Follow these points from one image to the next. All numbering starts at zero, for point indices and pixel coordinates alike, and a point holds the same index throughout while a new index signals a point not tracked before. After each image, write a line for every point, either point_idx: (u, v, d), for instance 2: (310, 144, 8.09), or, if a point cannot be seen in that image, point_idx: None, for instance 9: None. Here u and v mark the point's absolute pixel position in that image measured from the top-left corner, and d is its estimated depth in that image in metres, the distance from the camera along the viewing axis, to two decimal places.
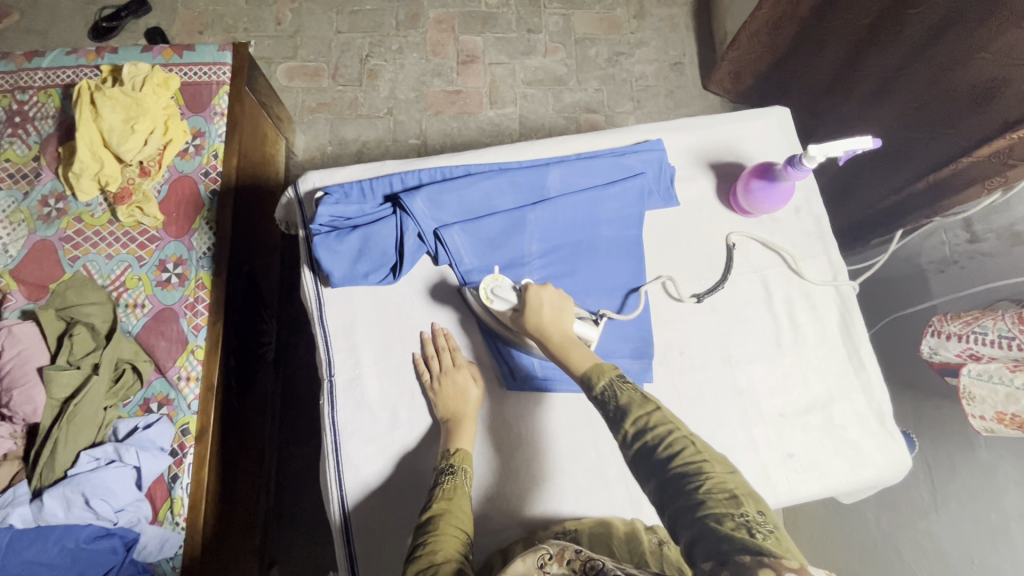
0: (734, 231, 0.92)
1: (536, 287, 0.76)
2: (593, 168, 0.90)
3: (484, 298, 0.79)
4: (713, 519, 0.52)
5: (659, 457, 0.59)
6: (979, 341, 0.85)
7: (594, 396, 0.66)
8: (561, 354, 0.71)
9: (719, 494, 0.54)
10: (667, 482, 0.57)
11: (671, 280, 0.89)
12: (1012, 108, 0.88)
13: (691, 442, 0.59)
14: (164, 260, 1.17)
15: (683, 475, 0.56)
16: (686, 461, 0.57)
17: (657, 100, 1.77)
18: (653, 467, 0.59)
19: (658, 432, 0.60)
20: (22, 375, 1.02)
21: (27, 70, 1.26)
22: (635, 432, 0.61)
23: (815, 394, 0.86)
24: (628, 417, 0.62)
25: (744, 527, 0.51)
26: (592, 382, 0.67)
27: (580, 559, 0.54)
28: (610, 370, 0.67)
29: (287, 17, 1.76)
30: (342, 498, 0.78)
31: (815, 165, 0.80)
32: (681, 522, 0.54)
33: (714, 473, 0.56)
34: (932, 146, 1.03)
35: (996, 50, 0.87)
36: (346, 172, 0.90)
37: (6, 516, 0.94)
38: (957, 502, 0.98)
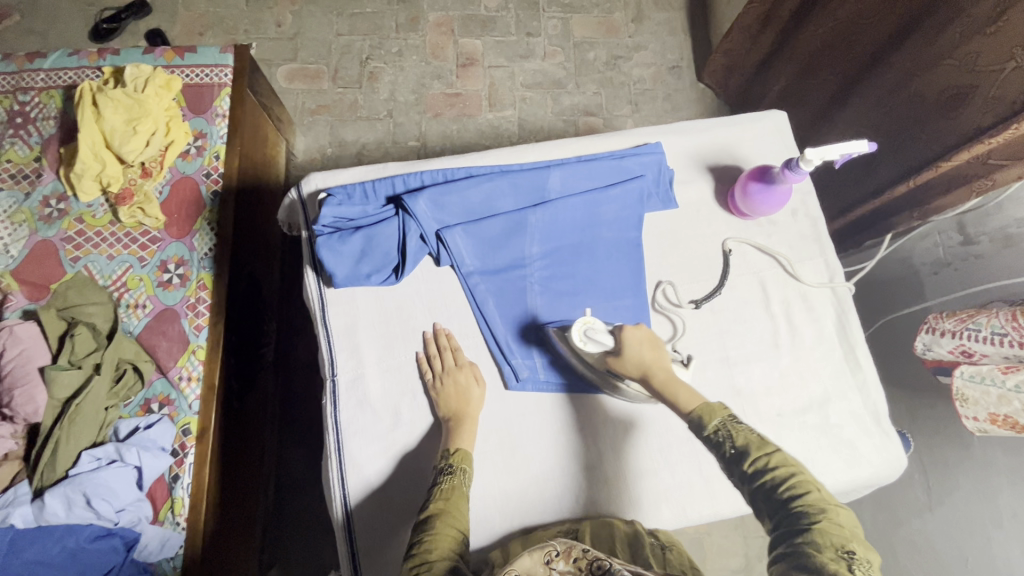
0: (730, 238, 0.93)
1: (632, 328, 0.77)
2: (593, 171, 0.91)
3: (580, 341, 0.79)
4: (815, 550, 0.54)
5: (778, 496, 0.60)
6: (973, 338, 0.86)
7: (707, 437, 0.67)
8: (668, 391, 0.72)
9: (831, 534, 0.55)
10: (783, 519, 0.59)
11: (671, 285, 0.90)
12: (982, 112, 0.90)
13: (813, 487, 0.59)
14: (165, 261, 1.17)
15: (802, 516, 0.57)
16: (806, 503, 0.58)
17: (655, 103, 1.79)
18: (769, 503, 0.60)
19: (778, 474, 0.61)
20: (24, 375, 1.02)
21: (28, 71, 1.27)
22: (754, 472, 0.62)
23: (812, 394, 0.87)
24: (748, 456, 0.62)
25: (844, 561, 0.53)
26: (703, 422, 0.67)
27: (587, 558, 0.55)
28: (723, 410, 0.67)
29: (287, 20, 1.77)
30: (344, 496, 0.79)
31: (812, 168, 0.81)
32: (786, 552, 0.56)
33: (832, 517, 0.57)
34: (905, 150, 1.06)
35: (961, 56, 0.92)
36: (349, 174, 0.91)
37: (7, 516, 0.94)
38: (952, 502, 0.99)
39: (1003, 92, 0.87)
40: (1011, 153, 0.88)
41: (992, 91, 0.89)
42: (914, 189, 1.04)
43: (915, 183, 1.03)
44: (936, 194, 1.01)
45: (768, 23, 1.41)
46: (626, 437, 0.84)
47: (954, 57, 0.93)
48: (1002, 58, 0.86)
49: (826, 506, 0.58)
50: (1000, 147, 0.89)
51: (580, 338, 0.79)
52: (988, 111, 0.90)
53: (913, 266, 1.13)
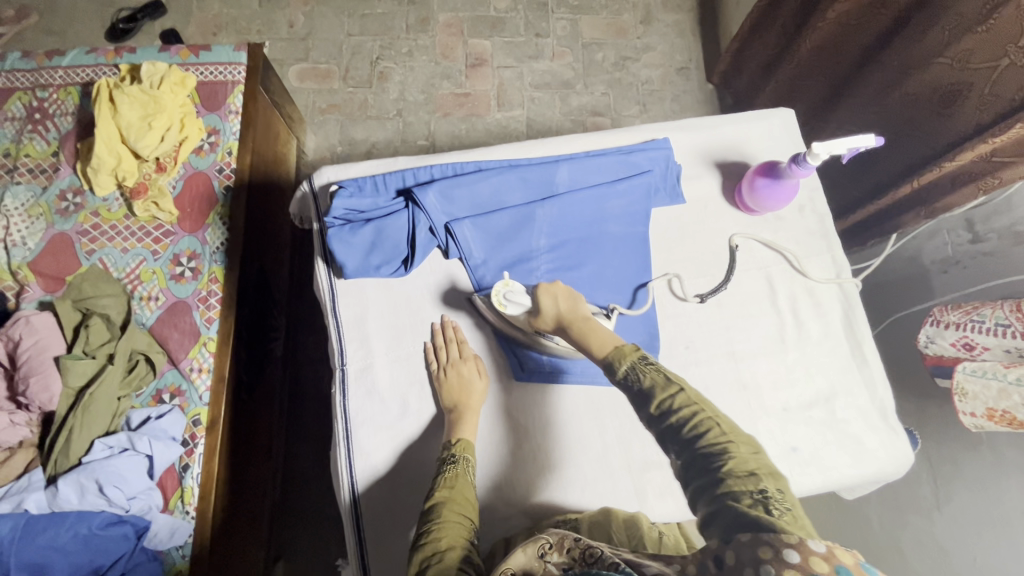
0: (736, 234, 0.93)
1: (547, 284, 0.79)
2: (601, 166, 0.92)
3: (499, 305, 0.81)
4: (730, 497, 0.54)
5: (684, 436, 0.61)
6: (976, 329, 0.87)
7: (618, 380, 0.68)
8: (580, 340, 0.73)
9: (739, 473, 0.56)
10: (693, 461, 0.59)
11: (677, 278, 0.91)
12: (979, 110, 0.91)
13: (717, 422, 0.60)
14: (178, 254, 1.19)
15: (708, 455, 0.58)
16: (710, 441, 0.59)
17: (663, 104, 1.80)
18: (676, 444, 0.61)
19: (681, 413, 0.62)
20: (39, 364, 1.03)
21: (47, 68, 1.29)
22: (659, 415, 0.63)
23: (819, 390, 0.87)
24: (652, 399, 0.64)
25: (759, 504, 0.53)
26: (614, 366, 0.68)
27: (579, 546, 0.56)
28: (632, 353, 0.68)
29: (299, 20, 1.80)
30: (352, 485, 0.80)
31: (819, 162, 0.82)
32: (704, 499, 0.57)
33: (737, 453, 0.58)
34: (904, 149, 1.08)
35: (956, 54, 0.92)
36: (360, 167, 0.92)
37: (22, 501, 0.96)
38: (960, 501, 0.99)
39: (998, 91, 0.87)
40: (1013, 150, 0.88)
41: (987, 89, 0.89)
42: (919, 189, 1.05)
43: (920, 183, 1.04)
44: (941, 192, 1.02)
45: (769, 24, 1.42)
46: (632, 429, 0.85)
47: (947, 56, 0.94)
48: (995, 56, 0.86)
49: (728, 440, 0.59)
50: (1004, 146, 0.88)
51: (501, 304, 0.81)
52: (984, 108, 0.90)
53: (922, 265, 1.13)
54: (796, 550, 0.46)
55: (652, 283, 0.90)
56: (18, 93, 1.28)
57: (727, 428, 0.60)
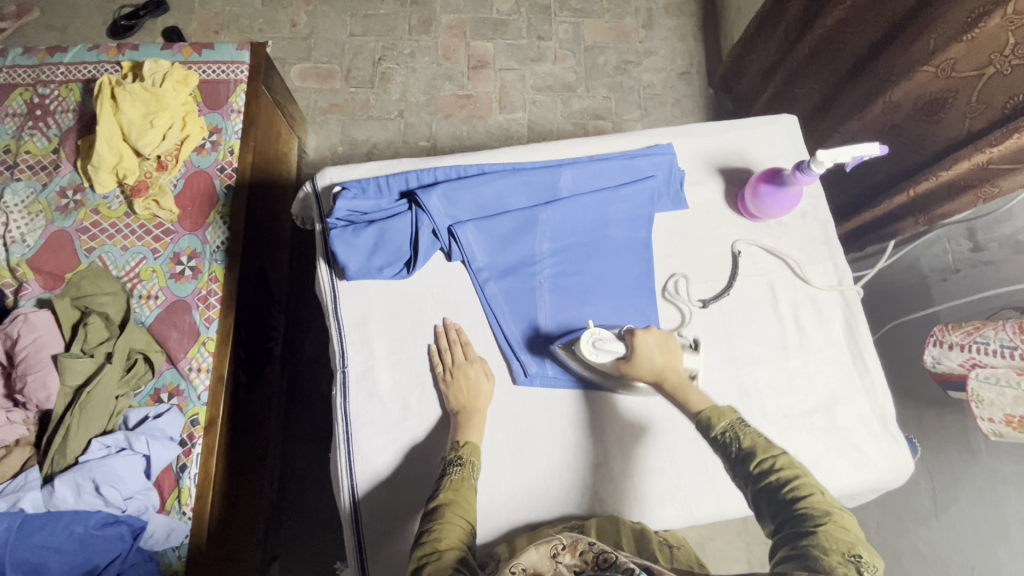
0: (740, 240, 0.93)
1: (643, 335, 0.77)
2: (604, 170, 0.92)
3: (586, 352, 0.78)
4: (819, 551, 0.55)
5: (783, 497, 0.60)
6: (981, 350, 0.86)
7: (713, 438, 0.68)
8: (682, 395, 0.74)
9: (836, 536, 0.56)
10: (787, 521, 0.59)
11: (684, 278, 0.91)
12: (968, 117, 0.92)
13: (818, 489, 0.60)
14: (178, 253, 1.18)
15: (807, 516, 0.58)
16: (810, 504, 0.59)
17: (664, 108, 1.80)
18: (772, 503, 0.61)
19: (783, 474, 0.62)
20: (37, 361, 1.03)
21: (49, 65, 1.29)
22: (759, 472, 0.63)
23: (820, 397, 0.87)
24: (752, 457, 0.64)
25: (850, 565, 0.53)
26: (712, 423, 0.69)
27: (593, 550, 0.55)
28: (731, 413, 0.69)
29: (302, 20, 1.79)
30: (352, 488, 0.80)
31: (823, 170, 0.82)
32: (787, 547, 0.57)
33: (838, 519, 0.58)
34: (900, 157, 1.08)
35: (940, 63, 0.93)
36: (364, 168, 0.92)
37: (18, 500, 0.96)
38: (958, 508, 0.99)
39: (987, 98, 0.88)
40: (1012, 159, 0.87)
41: (977, 96, 0.90)
42: (915, 199, 1.05)
43: (915, 191, 1.03)
44: (937, 200, 1.01)
45: (768, 31, 1.42)
46: (629, 434, 0.84)
47: (931, 64, 0.94)
48: (980, 64, 0.87)
49: (831, 509, 0.59)
50: (1000, 155, 0.87)
51: (591, 352, 0.78)
52: (976, 115, 0.91)
53: (922, 273, 1.13)
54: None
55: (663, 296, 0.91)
56: (19, 89, 1.27)
57: (830, 500, 0.60)
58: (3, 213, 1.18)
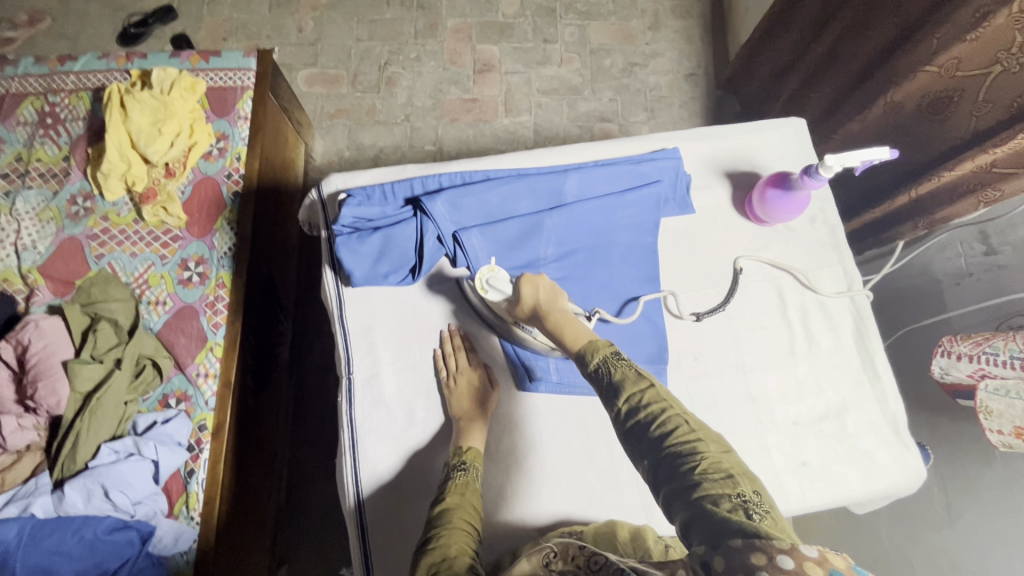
0: (741, 257, 0.92)
1: (533, 274, 0.76)
2: (611, 175, 0.90)
3: (478, 288, 0.80)
4: (709, 501, 0.54)
5: (654, 436, 0.60)
6: (990, 362, 0.84)
7: (588, 375, 0.67)
8: (558, 333, 0.73)
9: (714, 475, 0.55)
10: (661, 462, 0.58)
11: (673, 295, 0.89)
12: (974, 116, 0.91)
13: (684, 419, 0.60)
14: (186, 259, 1.19)
15: (679, 455, 0.58)
16: (679, 440, 0.58)
17: (671, 110, 1.79)
18: (645, 443, 0.60)
19: (652, 409, 0.61)
20: (47, 368, 1.04)
21: (59, 74, 1.30)
22: (629, 410, 0.62)
23: (830, 403, 0.86)
24: (621, 393, 0.63)
25: (740, 508, 0.53)
26: (587, 359, 0.68)
27: (584, 554, 0.55)
28: (605, 347, 0.68)
29: (309, 25, 1.80)
30: (358, 494, 0.80)
31: (832, 175, 0.81)
32: (679, 501, 0.56)
33: (708, 451, 0.57)
34: (909, 158, 1.06)
35: (942, 62, 0.91)
36: (369, 176, 0.92)
37: (29, 506, 0.96)
38: (973, 517, 0.97)
39: (994, 98, 0.87)
40: (1015, 162, 0.87)
41: (984, 95, 0.88)
42: (919, 199, 1.05)
43: (917, 192, 1.04)
44: (941, 202, 1.02)
45: (774, 34, 1.41)
46: None
47: (933, 64, 0.93)
48: (987, 62, 0.86)
49: (697, 438, 0.59)
50: (1004, 158, 0.88)
51: (483, 289, 0.80)
52: (983, 114, 0.90)
53: (934, 277, 1.11)
54: (788, 555, 0.46)
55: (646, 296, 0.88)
56: (30, 98, 1.29)
57: (696, 425, 0.60)
58: (16, 222, 1.20)
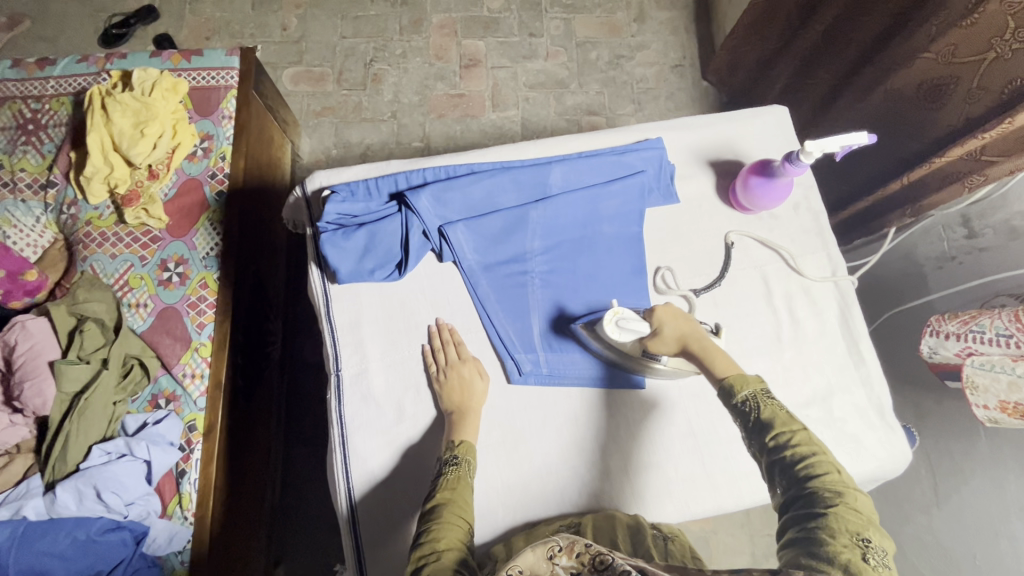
0: (734, 230, 0.93)
1: (664, 308, 0.76)
2: (593, 167, 0.91)
3: (610, 329, 0.79)
4: (825, 533, 0.54)
5: (798, 474, 0.59)
6: (978, 339, 0.85)
7: (734, 405, 0.66)
8: (707, 361, 0.72)
9: (847, 518, 0.54)
10: (796, 496, 0.58)
11: (670, 272, 0.91)
12: (967, 104, 0.91)
13: (834, 469, 0.58)
14: (164, 260, 1.18)
15: (818, 495, 0.57)
16: (823, 483, 0.57)
17: (657, 102, 1.79)
18: (785, 476, 0.60)
19: (800, 450, 0.60)
20: (34, 368, 1.03)
21: (38, 79, 1.29)
22: (775, 445, 0.61)
23: (816, 388, 0.87)
24: (772, 429, 0.62)
25: (856, 550, 0.52)
26: (733, 392, 0.67)
27: (590, 553, 0.54)
28: (757, 383, 0.66)
29: (293, 23, 1.79)
30: (348, 489, 0.80)
31: (812, 161, 0.81)
32: (795, 529, 0.56)
33: (852, 503, 0.56)
34: (901, 148, 1.07)
35: (939, 49, 0.92)
36: (353, 172, 0.92)
37: (20, 508, 0.96)
38: (959, 496, 0.98)
39: (987, 84, 0.87)
40: (1003, 150, 0.89)
41: (978, 81, 0.89)
42: (908, 186, 1.06)
43: (910, 178, 1.04)
44: (929, 190, 1.03)
45: (761, 25, 1.41)
46: (630, 431, 0.84)
47: (931, 50, 0.94)
48: (980, 49, 0.86)
49: (845, 490, 0.57)
50: (993, 142, 0.89)
51: (612, 328, 0.79)
52: (974, 102, 0.90)
53: (918, 261, 1.13)
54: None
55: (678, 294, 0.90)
56: (8, 103, 1.27)
57: (847, 480, 0.58)
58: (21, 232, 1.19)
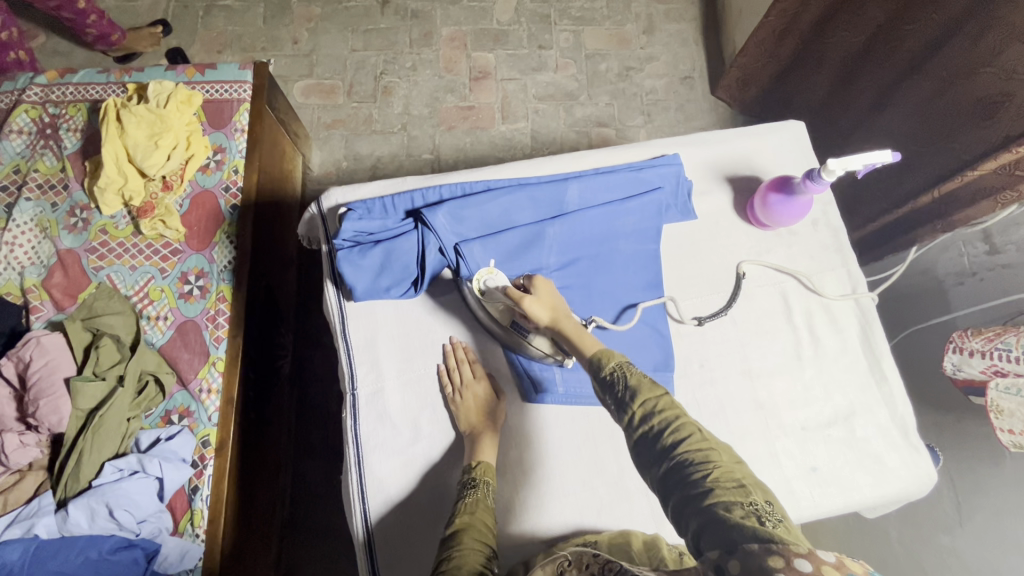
0: (746, 260, 0.91)
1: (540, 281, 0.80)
2: (610, 183, 0.91)
3: (477, 285, 0.84)
4: (721, 506, 0.52)
5: (668, 444, 0.59)
6: (1003, 358, 0.83)
7: (602, 380, 0.68)
8: (569, 339, 0.75)
9: (727, 483, 0.54)
10: (674, 470, 0.58)
11: (674, 302, 0.88)
12: (1014, 121, 0.91)
13: (698, 430, 0.60)
14: (185, 273, 1.18)
15: (691, 464, 0.57)
16: (694, 450, 0.58)
17: (668, 114, 1.79)
18: (658, 455, 0.59)
19: (666, 415, 0.62)
20: (50, 385, 1.03)
21: (58, 85, 1.30)
22: (644, 416, 0.62)
23: (837, 408, 0.86)
24: (636, 402, 0.63)
25: (753, 514, 0.51)
26: (601, 365, 0.69)
27: (597, 562, 0.59)
28: (618, 356, 0.69)
29: (304, 37, 1.80)
30: (365, 512, 0.79)
31: (834, 179, 0.80)
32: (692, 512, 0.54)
33: (722, 462, 0.57)
34: (943, 163, 1.05)
35: (1002, 64, 0.91)
36: (368, 189, 0.91)
37: (32, 526, 0.95)
38: (983, 517, 0.96)
39: None
40: None
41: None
42: (939, 200, 1.06)
43: (941, 193, 1.05)
44: (958, 206, 1.03)
45: (785, 36, 1.42)
46: None
47: (994, 65, 0.92)
48: None
49: (708, 445, 0.59)
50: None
51: (480, 289, 0.84)
52: (1020, 118, 0.90)
53: (938, 276, 1.11)
54: (806, 559, 0.44)
55: (645, 303, 0.87)
56: (26, 107, 1.28)
57: (704, 435, 0.60)
58: (10, 233, 1.17)
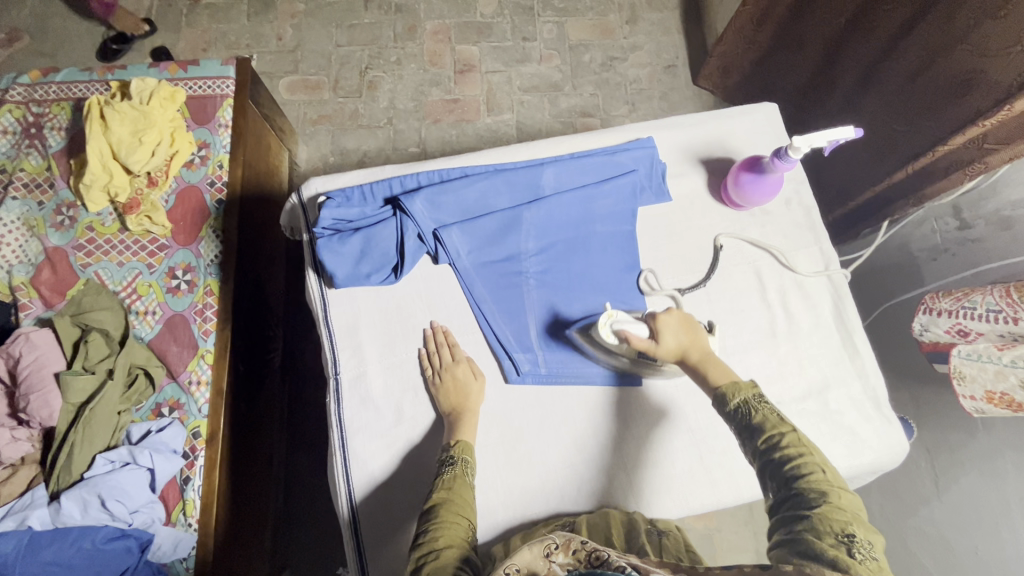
0: (722, 234, 0.93)
1: (663, 315, 0.75)
2: (584, 167, 0.92)
3: (605, 335, 0.79)
4: (812, 534, 0.55)
5: (782, 475, 0.60)
6: (968, 316, 0.85)
7: (727, 412, 0.68)
8: (701, 371, 0.72)
9: (833, 519, 0.55)
10: (782, 497, 0.59)
11: (652, 273, 0.91)
12: (985, 96, 0.92)
13: (820, 469, 0.60)
14: (173, 268, 1.20)
15: (803, 495, 0.58)
16: (810, 484, 0.58)
17: (651, 102, 1.80)
18: (772, 479, 0.61)
19: (790, 451, 0.61)
20: (39, 380, 1.04)
21: (41, 84, 1.31)
22: (767, 447, 0.62)
23: (812, 381, 0.88)
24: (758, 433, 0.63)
25: (843, 547, 0.53)
26: (726, 398, 0.68)
27: (586, 549, 0.56)
28: (748, 389, 0.68)
29: (288, 33, 1.81)
30: (349, 493, 0.80)
31: (800, 156, 0.82)
32: (783, 531, 0.57)
33: (836, 500, 0.57)
34: (920, 132, 1.06)
35: (975, 40, 0.92)
36: (347, 177, 0.93)
37: (26, 518, 0.97)
38: (958, 488, 0.98)
39: (1008, 78, 0.88)
40: (1004, 138, 0.91)
41: (997, 75, 0.89)
42: (914, 175, 1.08)
43: (915, 168, 1.07)
44: (933, 178, 1.04)
45: (763, 21, 1.44)
46: (629, 429, 0.85)
47: (968, 42, 0.93)
48: (1012, 41, 0.86)
49: (830, 488, 0.58)
50: (994, 130, 0.92)
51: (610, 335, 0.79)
52: (990, 95, 0.91)
53: (912, 253, 1.14)
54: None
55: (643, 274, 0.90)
56: (10, 107, 1.29)
57: (833, 480, 0.59)
58: None
